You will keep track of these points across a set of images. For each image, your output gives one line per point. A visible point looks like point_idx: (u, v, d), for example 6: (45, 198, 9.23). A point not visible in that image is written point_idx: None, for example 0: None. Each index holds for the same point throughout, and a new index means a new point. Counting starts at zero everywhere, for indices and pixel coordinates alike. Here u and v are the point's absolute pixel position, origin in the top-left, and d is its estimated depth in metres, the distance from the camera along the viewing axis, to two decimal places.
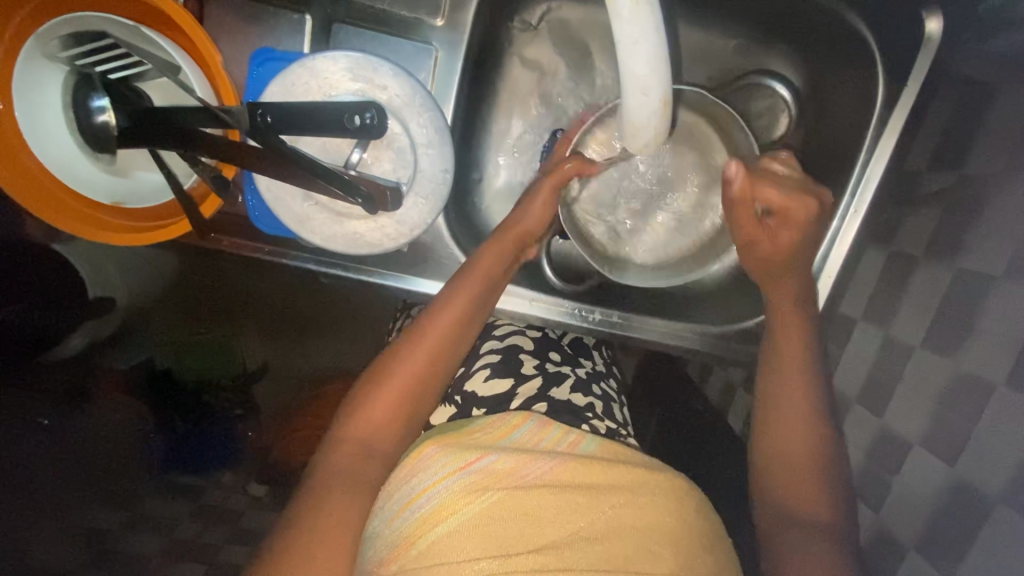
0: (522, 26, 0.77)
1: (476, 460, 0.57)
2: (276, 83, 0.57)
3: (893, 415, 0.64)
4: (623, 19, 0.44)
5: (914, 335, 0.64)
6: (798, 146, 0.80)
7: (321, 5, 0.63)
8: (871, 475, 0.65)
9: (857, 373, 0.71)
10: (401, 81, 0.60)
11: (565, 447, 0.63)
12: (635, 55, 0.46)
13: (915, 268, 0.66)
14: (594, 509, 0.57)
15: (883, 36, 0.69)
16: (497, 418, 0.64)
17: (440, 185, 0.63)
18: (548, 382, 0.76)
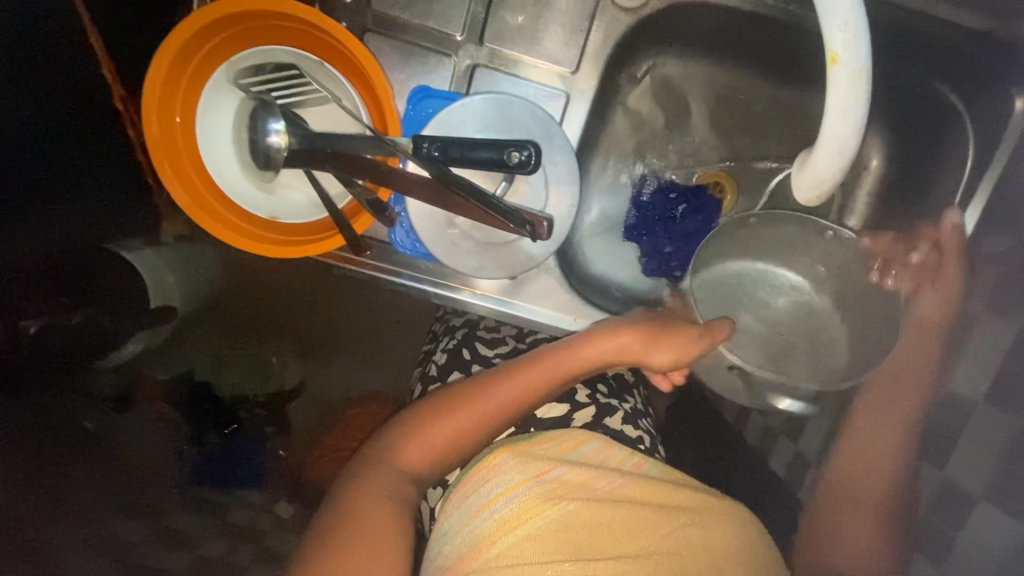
0: (632, 78, 0.84)
1: (548, 470, 0.56)
2: (436, 119, 0.64)
3: (957, 467, 0.63)
4: (838, 88, 0.51)
5: (974, 390, 0.64)
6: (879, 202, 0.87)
7: (469, 52, 0.70)
8: (926, 525, 0.64)
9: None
10: (541, 123, 0.66)
11: (630, 467, 0.61)
12: (841, 117, 0.53)
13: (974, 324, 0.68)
14: (661, 528, 0.55)
15: (971, 109, 0.75)
16: (563, 431, 0.63)
17: (568, 220, 0.68)
18: (601, 411, 0.73)
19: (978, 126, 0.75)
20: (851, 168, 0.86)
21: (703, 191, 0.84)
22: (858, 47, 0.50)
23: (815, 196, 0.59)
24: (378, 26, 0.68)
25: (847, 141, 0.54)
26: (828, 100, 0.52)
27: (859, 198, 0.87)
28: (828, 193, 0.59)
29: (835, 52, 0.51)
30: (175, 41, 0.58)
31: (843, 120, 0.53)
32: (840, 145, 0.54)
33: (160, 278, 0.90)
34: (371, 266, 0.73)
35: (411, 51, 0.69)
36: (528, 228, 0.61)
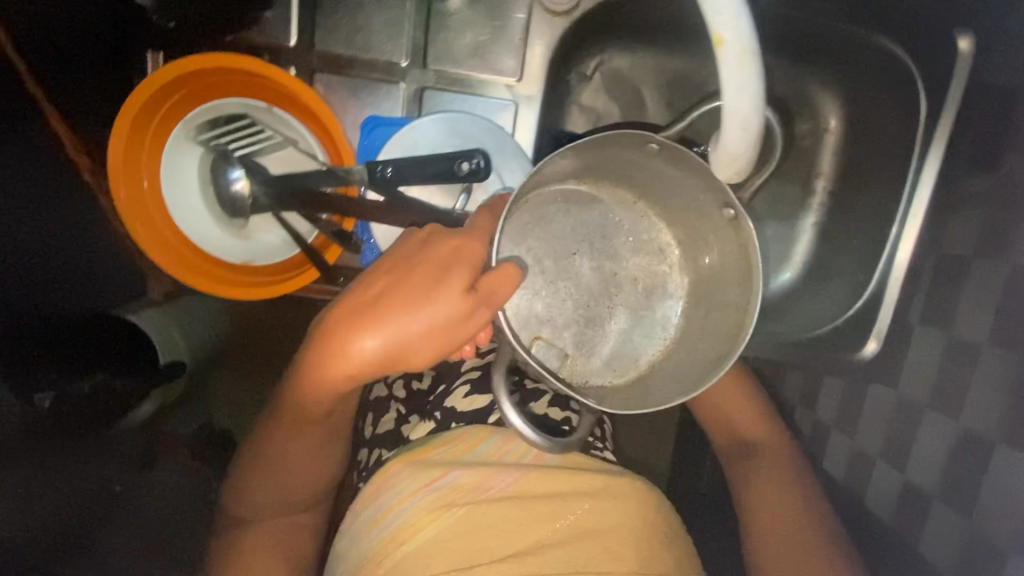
0: (580, 76, 0.85)
1: (441, 476, 0.62)
2: (388, 143, 0.66)
3: (969, 414, 0.61)
4: (730, 67, 0.50)
5: (978, 333, 0.64)
6: (843, 162, 0.88)
7: (415, 77, 0.72)
8: (956, 478, 0.60)
9: (920, 377, 0.70)
10: (492, 134, 0.68)
11: (530, 459, 0.66)
12: (740, 95, 0.51)
13: (970, 267, 0.68)
14: (552, 518, 0.60)
15: (920, 57, 0.75)
16: (464, 432, 0.69)
17: None
18: (525, 396, 0.75)
19: (926, 76, 0.75)
20: (807, 133, 0.89)
21: None
22: (741, 24, 0.48)
23: (735, 172, 0.58)
24: (325, 65, 0.71)
25: (751, 120, 0.53)
26: (723, 79, 0.51)
27: (824, 161, 0.89)
28: (746, 169, 0.58)
29: (718, 31, 0.48)
30: (129, 111, 0.61)
31: (745, 100, 0.51)
32: (740, 123, 0.54)
33: (168, 334, 0.90)
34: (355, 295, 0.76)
35: (359, 85, 0.72)
36: None
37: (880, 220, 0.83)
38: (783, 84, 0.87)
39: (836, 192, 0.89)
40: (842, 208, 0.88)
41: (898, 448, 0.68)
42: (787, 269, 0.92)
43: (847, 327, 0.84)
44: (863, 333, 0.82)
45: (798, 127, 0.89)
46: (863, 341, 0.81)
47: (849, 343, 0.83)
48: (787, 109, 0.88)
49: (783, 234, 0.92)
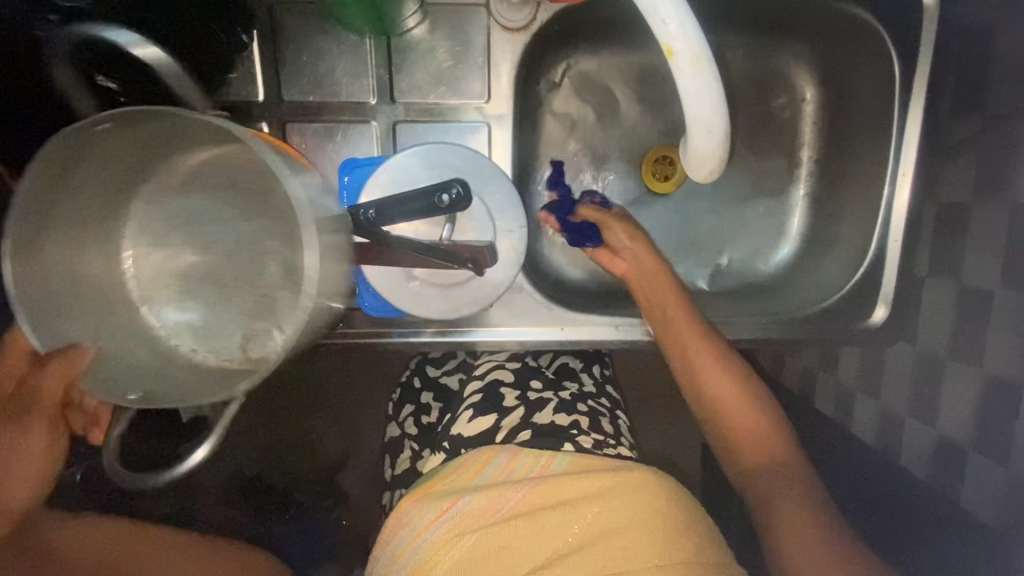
0: (549, 85, 0.85)
1: (451, 506, 0.68)
2: (368, 185, 0.67)
3: (992, 360, 0.66)
4: (687, 75, 0.57)
5: (987, 278, 0.68)
6: (822, 129, 0.87)
7: (386, 112, 0.72)
8: (987, 427, 0.65)
9: (939, 328, 0.75)
10: (469, 160, 0.68)
11: (537, 471, 0.72)
12: (699, 100, 0.58)
13: (971, 213, 0.71)
14: (568, 526, 0.65)
15: (886, 16, 0.75)
16: (470, 458, 0.74)
17: (520, 241, 0.71)
18: (529, 410, 0.84)
19: (894, 36, 0.75)
20: (784, 106, 0.87)
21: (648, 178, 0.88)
22: (691, 34, 0.54)
23: (708, 173, 0.65)
24: (295, 114, 0.71)
25: (714, 118, 0.59)
26: (681, 87, 0.58)
27: (805, 131, 0.87)
28: (719, 168, 0.65)
29: (669, 43, 0.55)
30: None
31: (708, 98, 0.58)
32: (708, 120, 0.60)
33: None
34: (360, 334, 0.77)
35: (332, 129, 0.72)
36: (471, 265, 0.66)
37: (869, 182, 0.82)
38: (748, 62, 0.86)
39: (824, 159, 0.87)
40: (830, 175, 0.87)
41: (925, 401, 0.74)
42: (784, 244, 0.90)
43: (854, 295, 0.83)
44: (869, 300, 0.82)
45: (774, 101, 0.87)
46: (870, 308, 0.82)
47: (857, 310, 0.82)
48: (760, 86, 0.87)
49: (774, 210, 0.90)
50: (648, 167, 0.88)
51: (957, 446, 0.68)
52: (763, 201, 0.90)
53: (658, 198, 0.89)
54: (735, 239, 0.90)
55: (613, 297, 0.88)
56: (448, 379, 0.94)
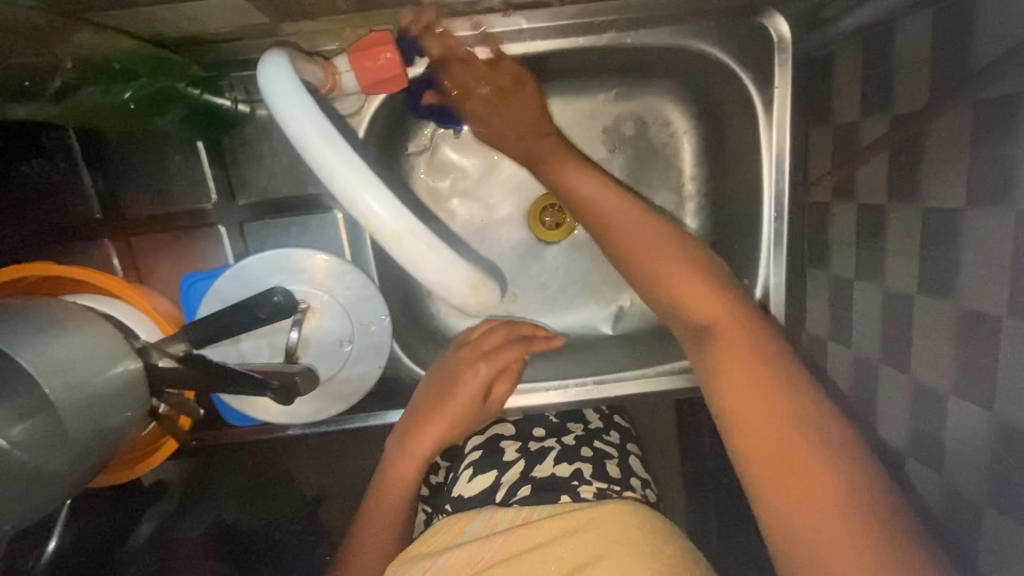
0: (415, 151, 0.82)
1: (433, 564, 0.65)
2: (208, 298, 0.66)
3: (919, 368, 0.57)
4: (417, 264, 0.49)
5: (909, 281, 0.58)
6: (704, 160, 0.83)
7: (229, 214, 0.70)
8: (921, 437, 0.57)
9: (870, 335, 0.65)
10: (317, 260, 0.69)
11: (520, 520, 0.69)
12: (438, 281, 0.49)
13: (887, 217, 0.62)
14: (546, 563, 0.61)
15: (736, 47, 0.71)
16: (448, 520, 0.72)
17: (380, 330, 0.73)
18: (530, 463, 0.82)
19: (746, 65, 0.72)
20: (665, 141, 0.83)
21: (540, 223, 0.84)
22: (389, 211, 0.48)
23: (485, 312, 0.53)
24: (135, 229, 0.68)
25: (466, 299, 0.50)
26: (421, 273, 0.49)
27: (687, 165, 0.84)
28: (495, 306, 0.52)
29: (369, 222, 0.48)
30: None
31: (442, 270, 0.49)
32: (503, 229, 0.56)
33: None
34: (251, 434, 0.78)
35: (177, 237, 0.69)
36: (271, 387, 0.61)
37: (753, 212, 0.76)
38: (619, 103, 0.82)
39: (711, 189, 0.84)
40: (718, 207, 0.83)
41: (865, 408, 0.66)
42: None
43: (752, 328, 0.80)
44: None
45: (657, 134, 0.83)
46: None
47: None
48: (639, 124, 0.83)
49: None
50: (533, 219, 0.85)
51: (896, 453, 0.60)
52: None
53: (551, 248, 0.87)
54: None
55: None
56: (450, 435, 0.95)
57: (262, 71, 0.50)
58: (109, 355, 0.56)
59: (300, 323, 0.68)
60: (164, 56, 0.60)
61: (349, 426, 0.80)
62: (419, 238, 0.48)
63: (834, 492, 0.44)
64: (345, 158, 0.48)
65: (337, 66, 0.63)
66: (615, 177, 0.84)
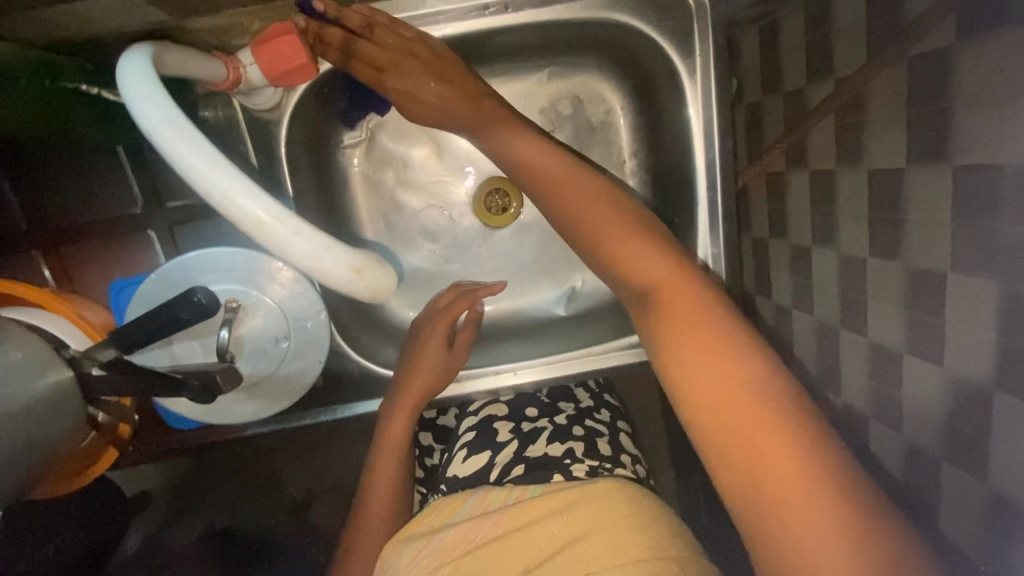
0: (351, 144, 0.83)
1: (427, 544, 0.64)
2: (133, 302, 0.63)
3: (953, 312, 0.54)
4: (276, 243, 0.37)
5: (929, 241, 0.56)
6: (645, 125, 0.84)
7: (158, 217, 0.70)
8: (958, 385, 0.55)
9: (888, 311, 0.63)
10: (243, 257, 0.65)
11: (513, 499, 0.67)
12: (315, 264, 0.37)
13: (902, 182, 0.59)
14: (542, 538, 0.59)
15: (655, 18, 0.71)
16: (445, 500, 0.71)
17: (319, 325, 0.68)
18: (523, 443, 0.78)
19: (669, 40, 0.72)
20: (603, 118, 0.86)
21: (494, 206, 0.89)
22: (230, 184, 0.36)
23: (381, 288, 0.40)
24: (63, 239, 0.70)
25: (351, 286, 0.39)
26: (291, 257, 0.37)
27: (623, 138, 0.86)
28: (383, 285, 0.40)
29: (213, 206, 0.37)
30: None
31: (317, 257, 0.37)
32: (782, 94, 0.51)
33: (132, 478, 1.06)
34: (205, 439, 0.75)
35: (113, 244, 0.71)
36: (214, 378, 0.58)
37: None
38: (552, 82, 0.85)
39: (655, 160, 0.84)
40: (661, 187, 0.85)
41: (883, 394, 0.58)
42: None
43: None
44: None
45: (593, 113, 0.86)
46: None
47: None
48: (576, 102, 0.85)
49: None
50: (478, 207, 0.89)
51: (936, 427, 0.58)
52: None
53: (499, 231, 0.91)
54: (588, 261, 0.91)
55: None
56: (444, 418, 0.93)
57: (118, 60, 0.41)
58: (39, 365, 0.53)
59: (230, 321, 0.63)
60: (54, 61, 0.57)
61: (305, 422, 0.77)
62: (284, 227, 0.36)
63: (805, 465, 0.42)
64: (176, 128, 0.37)
65: (239, 61, 0.58)
66: None
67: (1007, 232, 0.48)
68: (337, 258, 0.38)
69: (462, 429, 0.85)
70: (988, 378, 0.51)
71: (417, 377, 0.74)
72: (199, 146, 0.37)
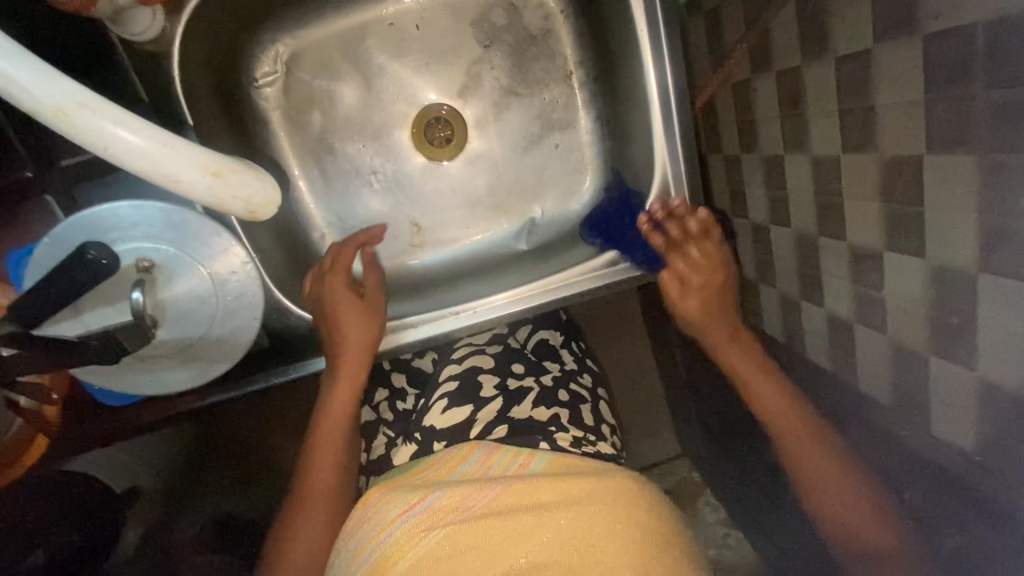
0: (266, 82, 0.76)
1: (420, 501, 0.60)
2: (29, 271, 0.57)
3: (933, 204, 0.49)
4: (123, 151, 0.38)
5: (905, 128, 0.50)
6: (588, 33, 0.77)
7: (54, 180, 0.63)
8: (943, 280, 0.50)
9: (866, 211, 0.57)
10: (146, 211, 0.59)
11: (513, 471, 0.63)
12: (168, 171, 0.39)
13: (873, 62, 0.52)
14: (543, 528, 0.55)
15: None
16: (444, 454, 0.67)
17: (248, 276, 0.62)
18: (508, 402, 0.75)
19: None
20: (542, 26, 0.79)
21: (432, 136, 0.82)
22: (47, 92, 0.36)
23: (257, 208, 0.43)
24: None
25: (218, 198, 0.41)
26: (138, 167, 0.38)
27: (567, 48, 0.80)
28: (259, 203, 0.43)
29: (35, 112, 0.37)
30: None
31: (161, 160, 0.38)
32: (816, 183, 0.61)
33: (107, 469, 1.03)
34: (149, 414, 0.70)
35: (11, 215, 0.64)
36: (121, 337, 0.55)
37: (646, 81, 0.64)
38: None
39: (603, 67, 0.78)
40: (612, 96, 0.78)
41: None
42: (586, 178, 0.84)
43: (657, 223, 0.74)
44: (670, 230, 0.74)
45: (530, 22, 0.79)
46: (672, 240, 0.75)
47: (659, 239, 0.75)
48: (509, 10, 0.78)
49: (571, 145, 0.83)
50: (420, 142, 0.82)
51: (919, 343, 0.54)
52: (559, 136, 0.83)
53: (447, 165, 0.84)
54: (545, 189, 0.85)
55: (420, 288, 0.82)
56: (421, 361, 0.86)
57: None
58: None
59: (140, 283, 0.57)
60: None
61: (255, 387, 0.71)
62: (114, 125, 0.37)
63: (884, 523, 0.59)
64: None
65: None
66: (501, 78, 0.81)
67: (981, 101, 0.42)
68: (187, 163, 0.39)
69: (440, 375, 0.81)
70: (971, 264, 0.47)
71: (351, 327, 0.68)
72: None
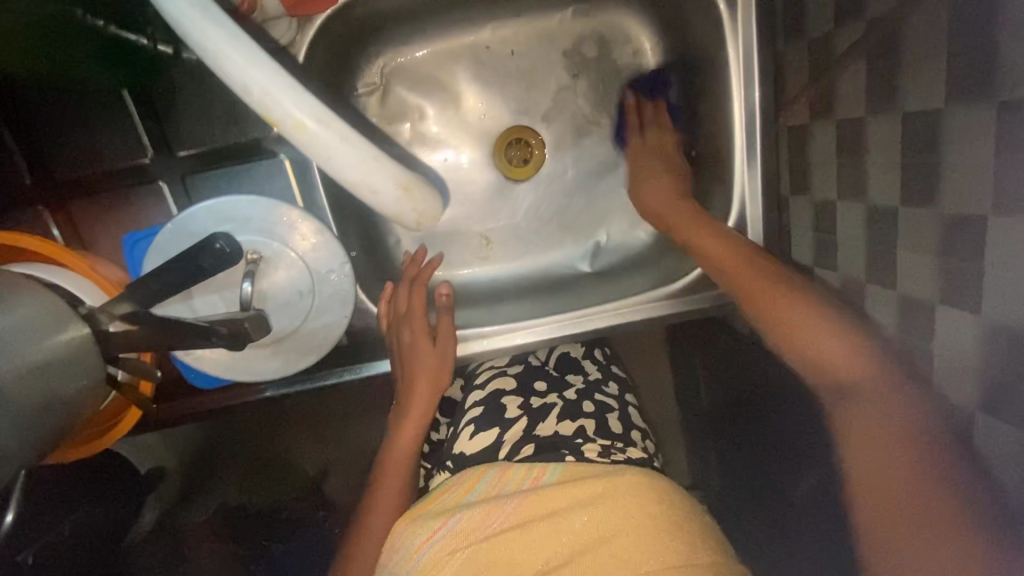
0: (366, 91, 0.79)
1: (441, 525, 0.57)
2: (151, 252, 0.61)
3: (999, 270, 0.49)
4: (338, 160, 0.48)
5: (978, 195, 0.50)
6: (674, 72, 0.81)
7: (169, 166, 0.66)
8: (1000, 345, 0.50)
9: (925, 272, 0.57)
10: (262, 206, 0.62)
11: (529, 483, 0.59)
12: (367, 179, 0.49)
13: (944, 125, 0.53)
14: (563, 533, 0.53)
15: None
16: (460, 476, 0.63)
17: (343, 276, 0.65)
18: (532, 420, 0.71)
19: None
20: (630, 61, 0.83)
21: (512, 155, 0.85)
22: (294, 103, 0.46)
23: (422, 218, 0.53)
24: (69, 193, 0.66)
25: (399, 207, 0.50)
26: (346, 173, 0.48)
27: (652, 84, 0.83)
28: (424, 214, 0.52)
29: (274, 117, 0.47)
30: None
31: (367, 169, 0.48)
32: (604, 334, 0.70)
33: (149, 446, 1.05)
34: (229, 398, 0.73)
35: (121, 195, 0.67)
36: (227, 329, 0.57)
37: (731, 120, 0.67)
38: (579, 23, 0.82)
39: (684, 104, 0.81)
40: (691, 133, 0.82)
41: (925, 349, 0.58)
42: None
43: None
44: None
45: (619, 57, 0.83)
46: None
47: None
48: (600, 43, 0.82)
49: None
50: (500, 161, 0.85)
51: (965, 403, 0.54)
52: None
53: (520, 184, 0.87)
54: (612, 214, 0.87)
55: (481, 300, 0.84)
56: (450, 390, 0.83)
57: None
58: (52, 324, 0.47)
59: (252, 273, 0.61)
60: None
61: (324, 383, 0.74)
62: (335, 129, 0.47)
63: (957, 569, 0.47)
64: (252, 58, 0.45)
65: None
66: (582, 106, 0.84)
67: None
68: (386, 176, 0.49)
69: (467, 403, 0.77)
70: None
71: (424, 347, 0.71)
72: (255, 53, 0.45)
